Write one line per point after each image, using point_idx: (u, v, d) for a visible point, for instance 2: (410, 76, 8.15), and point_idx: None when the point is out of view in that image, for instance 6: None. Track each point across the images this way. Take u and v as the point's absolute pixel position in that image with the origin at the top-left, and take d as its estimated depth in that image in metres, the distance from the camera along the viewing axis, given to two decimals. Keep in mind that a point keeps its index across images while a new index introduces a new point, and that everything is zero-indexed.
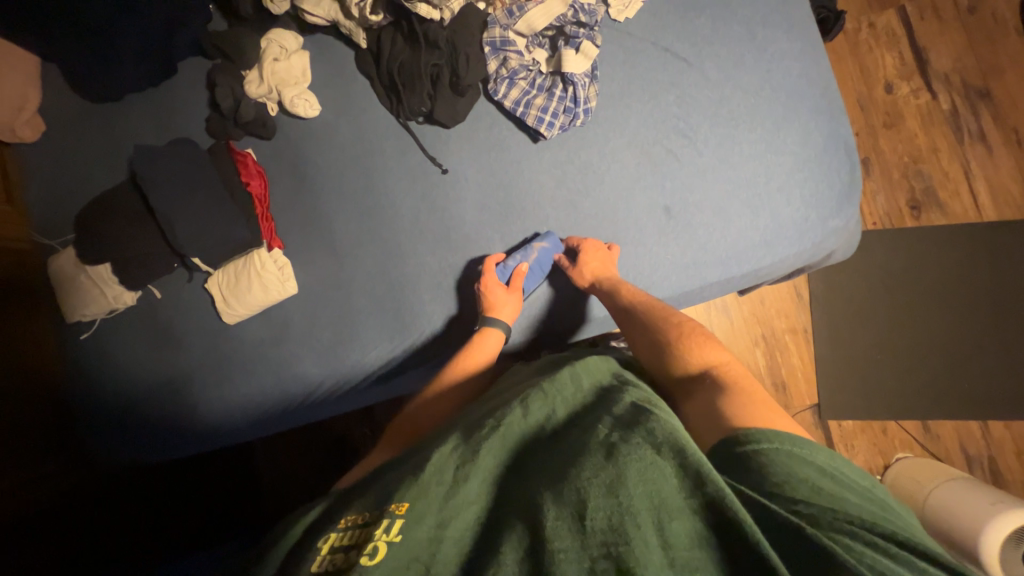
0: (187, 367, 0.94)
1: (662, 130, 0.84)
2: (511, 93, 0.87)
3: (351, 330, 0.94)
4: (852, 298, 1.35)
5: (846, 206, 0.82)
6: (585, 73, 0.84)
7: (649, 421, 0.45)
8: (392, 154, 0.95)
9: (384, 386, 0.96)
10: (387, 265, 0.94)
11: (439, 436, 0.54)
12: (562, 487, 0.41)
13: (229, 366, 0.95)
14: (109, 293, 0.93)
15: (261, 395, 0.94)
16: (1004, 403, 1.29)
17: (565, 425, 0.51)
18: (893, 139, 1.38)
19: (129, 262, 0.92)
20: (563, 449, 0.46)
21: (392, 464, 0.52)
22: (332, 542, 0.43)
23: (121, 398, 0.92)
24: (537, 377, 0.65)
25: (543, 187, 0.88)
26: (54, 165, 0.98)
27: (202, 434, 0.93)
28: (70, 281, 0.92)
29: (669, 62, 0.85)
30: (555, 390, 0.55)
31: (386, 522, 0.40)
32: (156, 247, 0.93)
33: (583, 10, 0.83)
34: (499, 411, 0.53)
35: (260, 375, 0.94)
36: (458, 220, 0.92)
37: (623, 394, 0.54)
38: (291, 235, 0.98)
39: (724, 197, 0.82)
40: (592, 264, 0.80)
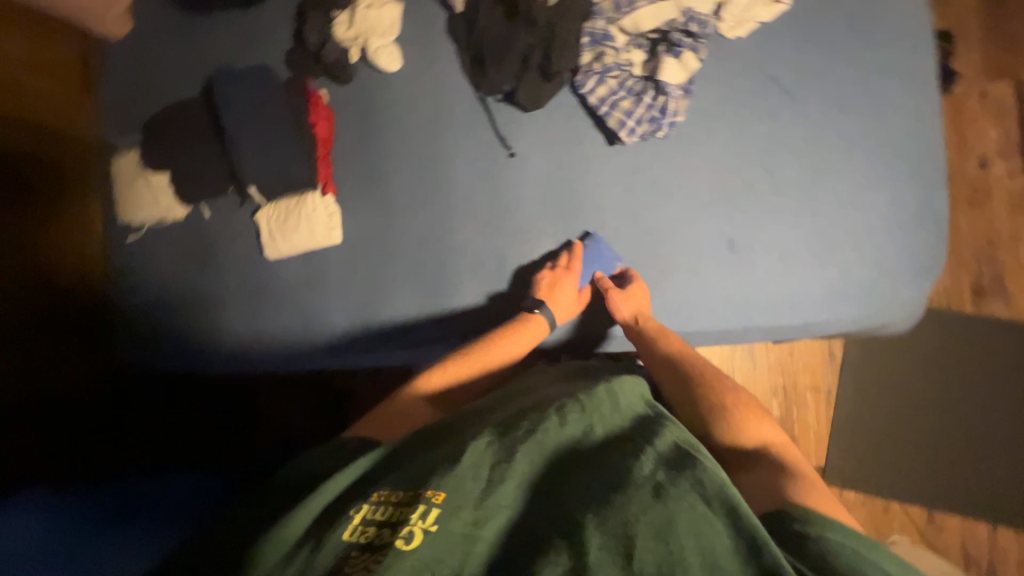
0: (222, 290, 0.96)
1: (744, 159, 0.80)
2: (597, 90, 0.84)
3: (385, 291, 0.95)
4: (888, 372, 1.29)
5: (920, 279, 0.78)
6: (679, 86, 0.81)
7: (697, 469, 0.47)
8: (462, 126, 0.94)
9: (400, 351, 0.95)
10: (434, 235, 0.94)
11: (472, 427, 0.55)
12: (608, 515, 0.42)
13: (261, 299, 0.96)
14: (163, 203, 0.96)
15: (287, 333, 0.96)
16: (1018, 512, 1.24)
17: (601, 445, 0.52)
18: (974, 217, 1.30)
19: (189, 176, 0.95)
20: (603, 472, 0.47)
21: (422, 446, 0.55)
22: (364, 513, 0.45)
23: (156, 303, 0.96)
24: (572, 383, 0.65)
25: (607, 192, 0.85)
26: (134, 65, 0.99)
27: (222, 356, 0.96)
28: (131, 184, 0.96)
29: (769, 91, 0.80)
30: (597, 404, 0.56)
31: (422, 509, 0.42)
32: (217, 167, 0.96)
33: (695, 19, 0.81)
34: (535, 415, 0.54)
35: (288, 314, 0.96)
36: (514, 206, 0.90)
37: (663, 427, 0.55)
38: (345, 184, 0.98)
39: (793, 242, 0.78)
40: (636, 301, 0.79)
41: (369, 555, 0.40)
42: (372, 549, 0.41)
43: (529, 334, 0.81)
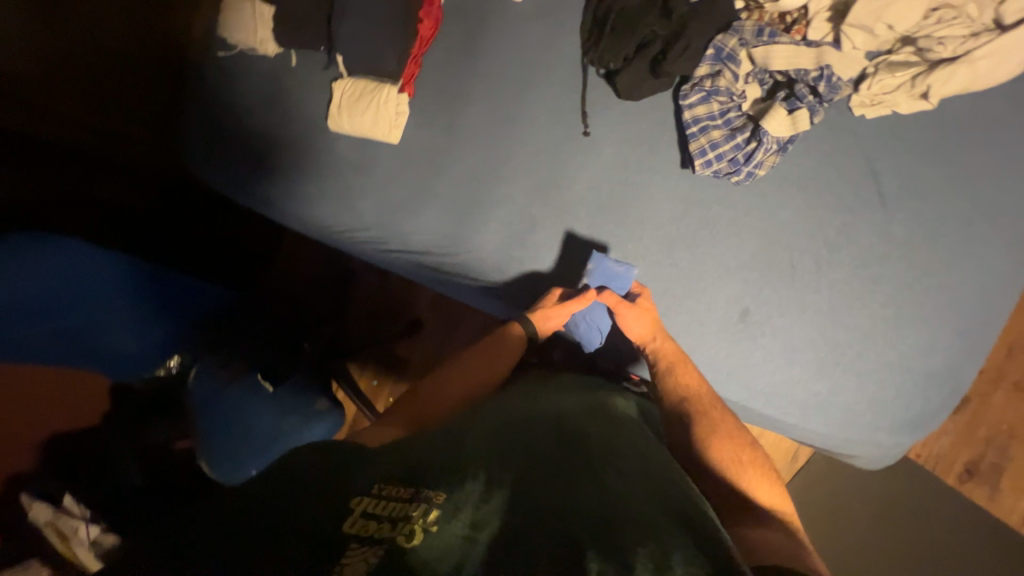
0: (278, 138, 1.01)
1: (802, 242, 0.76)
2: (696, 108, 0.79)
3: (416, 206, 0.98)
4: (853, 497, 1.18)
5: (904, 432, 0.74)
6: (778, 140, 0.76)
7: (678, 514, 0.52)
8: (555, 85, 0.92)
9: (411, 268, 1.00)
10: (482, 176, 0.95)
11: (468, 437, 0.62)
12: (603, 540, 0.46)
13: (307, 162, 1.01)
14: (259, 35, 0.99)
15: (315, 202, 1.01)
16: None
17: (597, 472, 0.56)
18: (1010, 404, 1.21)
19: (291, 23, 0.98)
20: (594, 498, 0.52)
21: (415, 446, 0.60)
22: (363, 506, 0.49)
23: (219, 123, 1.02)
24: (568, 405, 0.71)
25: (655, 210, 0.84)
26: None
27: (254, 195, 1.02)
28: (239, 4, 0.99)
29: (864, 186, 0.74)
30: (582, 440, 0.62)
31: (422, 508, 0.47)
32: (316, 24, 0.99)
33: (828, 79, 0.73)
34: (533, 444, 0.61)
35: (324, 186, 1.00)
36: (565, 184, 0.89)
37: (653, 470, 0.59)
38: (424, 92, 0.99)
39: (805, 341, 0.75)
40: (642, 324, 0.78)
41: (368, 548, 0.44)
42: (371, 542, 0.45)
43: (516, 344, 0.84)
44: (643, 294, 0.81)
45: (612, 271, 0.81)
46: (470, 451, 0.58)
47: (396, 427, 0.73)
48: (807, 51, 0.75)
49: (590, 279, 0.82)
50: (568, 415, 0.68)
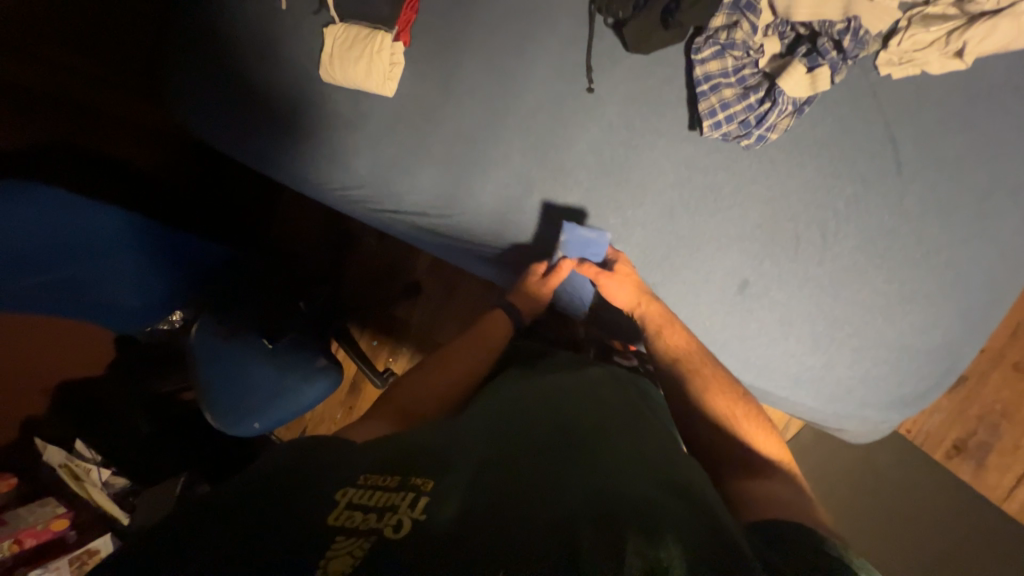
0: (269, 88, 0.98)
1: (809, 212, 0.72)
2: (708, 63, 0.73)
3: (411, 164, 0.95)
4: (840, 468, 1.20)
5: (895, 409, 0.73)
6: (794, 101, 0.70)
7: (670, 487, 0.51)
8: (558, 37, 0.86)
9: (406, 226, 0.98)
10: (480, 134, 0.91)
11: (457, 427, 0.62)
12: (593, 519, 0.44)
13: (298, 115, 0.97)
14: None
15: (308, 158, 0.98)
16: None
17: (587, 450, 0.55)
18: (1008, 385, 1.20)
19: None
20: (584, 478, 0.51)
21: (402, 434, 0.60)
22: (349, 498, 0.47)
23: (213, 74, 0.99)
24: (558, 386, 0.70)
25: (657, 175, 0.80)
26: None
27: (246, 149, 1.00)
28: None
29: (883, 154, 0.69)
30: (570, 420, 0.61)
31: (410, 499, 0.47)
32: None
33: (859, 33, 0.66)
34: (523, 427, 0.60)
35: (314, 141, 0.97)
36: (565, 145, 0.85)
37: (646, 447, 0.58)
38: (421, 42, 0.94)
39: (802, 314, 0.73)
40: (626, 291, 0.77)
41: (355, 539, 0.43)
42: (360, 532, 0.44)
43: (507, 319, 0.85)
44: (620, 258, 0.80)
45: (581, 240, 0.79)
46: (455, 442, 0.58)
47: (382, 423, 0.67)
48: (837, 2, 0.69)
49: (565, 251, 0.81)
50: (556, 396, 0.67)
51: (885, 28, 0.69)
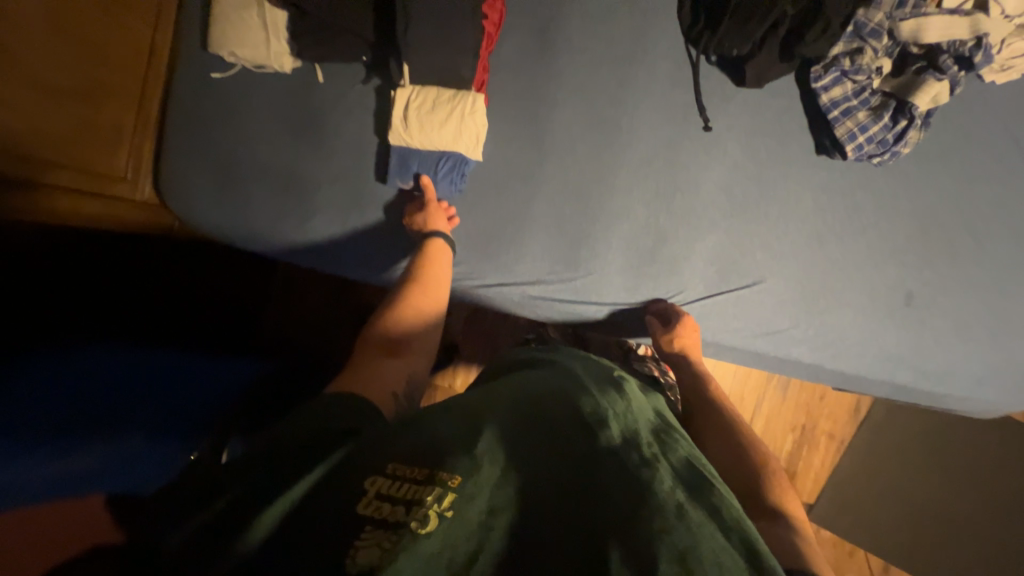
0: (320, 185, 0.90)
1: (951, 216, 0.76)
2: (833, 90, 0.75)
3: (517, 233, 0.86)
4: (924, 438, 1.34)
5: None
6: (922, 114, 0.74)
7: (706, 491, 0.47)
8: (660, 79, 0.83)
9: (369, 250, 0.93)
10: (591, 187, 0.84)
11: (489, 407, 0.55)
12: (626, 522, 0.40)
13: (366, 202, 0.91)
14: (272, 50, 0.88)
15: (326, 237, 0.92)
16: None
17: (618, 441, 0.51)
18: None
19: (320, 36, 0.86)
20: (624, 478, 0.45)
21: (450, 410, 0.54)
22: (377, 488, 0.43)
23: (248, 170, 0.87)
24: (575, 370, 0.66)
25: (797, 203, 0.79)
26: None
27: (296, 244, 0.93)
28: (241, 17, 0.87)
29: (1001, 155, 0.76)
30: (597, 404, 0.56)
31: (439, 492, 0.41)
32: (346, 32, 0.85)
33: (983, 48, 0.70)
34: (552, 414, 0.54)
35: (335, 219, 0.91)
36: (693, 187, 0.82)
37: (671, 440, 0.56)
38: (503, 99, 0.86)
39: (973, 315, 0.76)
40: (683, 351, 0.82)
41: (382, 532, 0.39)
42: (386, 526, 0.39)
43: (447, 257, 0.82)
44: (684, 321, 0.80)
45: (395, 170, 0.87)
46: (491, 421, 0.51)
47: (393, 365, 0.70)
48: (959, 19, 0.70)
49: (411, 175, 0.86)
50: (587, 384, 0.62)
51: (1001, 39, 0.71)
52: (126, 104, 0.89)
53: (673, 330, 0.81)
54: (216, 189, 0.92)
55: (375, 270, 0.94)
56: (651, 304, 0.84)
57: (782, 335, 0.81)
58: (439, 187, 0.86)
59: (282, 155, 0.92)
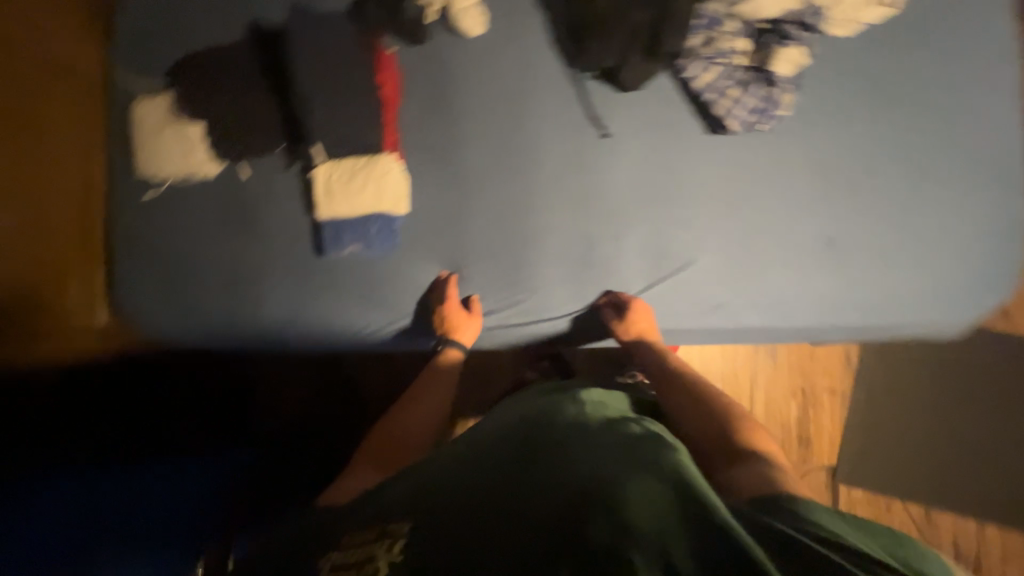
0: (251, 266, 0.95)
1: (842, 160, 0.81)
2: (704, 76, 0.81)
3: (457, 271, 0.90)
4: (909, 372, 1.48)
5: (997, 287, 0.81)
6: (787, 79, 0.80)
7: (647, 451, 0.58)
8: (550, 103, 0.89)
9: (305, 319, 0.94)
10: (514, 214, 0.89)
11: (456, 457, 0.68)
12: (562, 506, 0.51)
13: (308, 274, 0.94)
14: (196, 159, 0.95)
15: (274, 320, 0.94)
16: (986, 505, 1.43)
17: (564, 444, 0.63)
18: None
19: (237, 135, 0.93)
20: (570, 469, 0.57)
21: (428, 468, 0.67)
22: (336, 561, 0.55)
23: (199, 269, 0.95)
24: (537, 403, 0.79)
25: (702, 181, 0.83)
26: (201, 20, 0.98)
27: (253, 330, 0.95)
28: (161, 137, 0.95)
29: (869, 94, 0.81)
30: (550, 425, 0.69)
31: (390, 544, 0.54)
32: (261, 127, 0.93)
33: (811, 14, 0.79)
34: (512, 442, 0.67)
35: (281, 300, 0.94)
36: (603, 192, 0.86)
37: (623, 424, 0.68)
38: (417, 152, 0.91)
39: (888, 243, 0.80)
40: (640, 328, 0.83)
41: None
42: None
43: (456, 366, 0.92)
44: (636, 303, 0.84)
45: (329, 241, 0.89)
46: (456, 470, 0.64)
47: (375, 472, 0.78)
48: None
49: (344, 242, 0.89)
50: (550, 409, 0.75)
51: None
52: (64, 250, 0.92)
53: (628, 313, 0.84)
54: (167, 303, 0.95)
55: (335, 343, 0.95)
56: (605, 296, 0.86)
57: (727, 307, 0.83)
58: (374, 246, 0.89)
59: (222, 252, 0.95)
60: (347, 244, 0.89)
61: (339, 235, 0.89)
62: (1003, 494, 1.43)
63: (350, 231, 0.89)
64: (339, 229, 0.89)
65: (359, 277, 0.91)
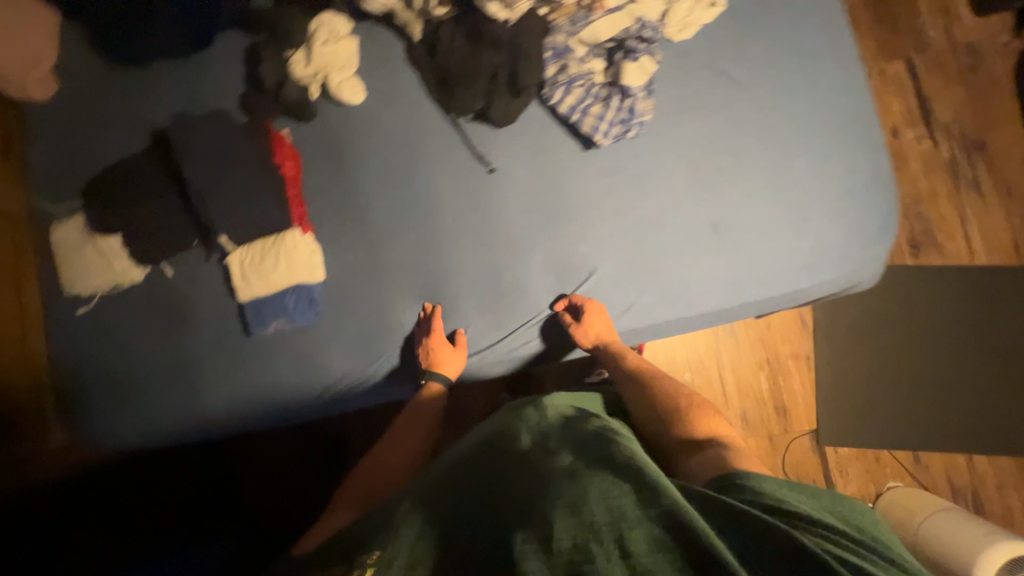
0: (191, 357, 0.97)
1: (712, 150, 0.86)
2: (566, 99, 0.86)
3: (383, 325, 0.94)
4: (870, 320, 1.50)
5: (889, 235, 0.84)
6: (641, 87, 0.85)
7: (605, 449, 0.63)
8: (439, 150, 0.94)
9: (265, 390, 0.95)
10: (425, 260, 0.92)
11: (428, 483, 0.70)
12: (530, 515, 0.55)
13: (246, 355, 0.96)
14: (118, 267, 0.98)
15: (234, 400, 0.96)
16: (969, 438, 1.44)
17: (531, 455, 0.67)
18: (898, 183, 1.52)
19: (153, 237, 0.97)
20: (537, 478, 0.61)
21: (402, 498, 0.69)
22: None
23: (145, 370, 0.97)
24: (503, 418, 0.83)
25: (590, 195, 0.88)
26: (105, 137, 1.04)
27: (219, 416, 0.96)
28: (82, 253, 0.98)
29: (722, 86, 0.86)
30: (516, 438, 0.73)
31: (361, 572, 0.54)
32: (175, 225, 0.97)
33: (647, 26, 0.86)
34: (483, 462, 0.71)
35: (239, 379, 0.96)
36: (501, 222, 0.91)
37: (582, 425, 0.73)
38: (323, 220, 0.96)
39: (770, 216, 0.84)
40: (596, 327, 0.86)
41: None
42: None
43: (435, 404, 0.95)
44: (589, 304, 0.87)
45: (255, 322, 0.93)
46: (429, 493, 0.66)
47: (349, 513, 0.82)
48: (618, 13, 0.85)
49: (270, 321, 0.93)
50: (514, 422, 0.78)
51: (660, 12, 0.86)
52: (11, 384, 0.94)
53: (582, 316, 0.87)
54: (117, 410, 0.96)
55: (297, 412, 0.97)
56: (559, 303, 0.88)
57: (637, 306, 0.87)
58: (299, 318, 0.93)
59: (165, 349, 0.97)
60: (274, 322, 0.93)
61: (266, 316, 0.93)
62: (984, 421, 1.44)
63: (275, 308, 0.93)
64: (267, 309, 0.93)
65: (293, 349, 0.94)
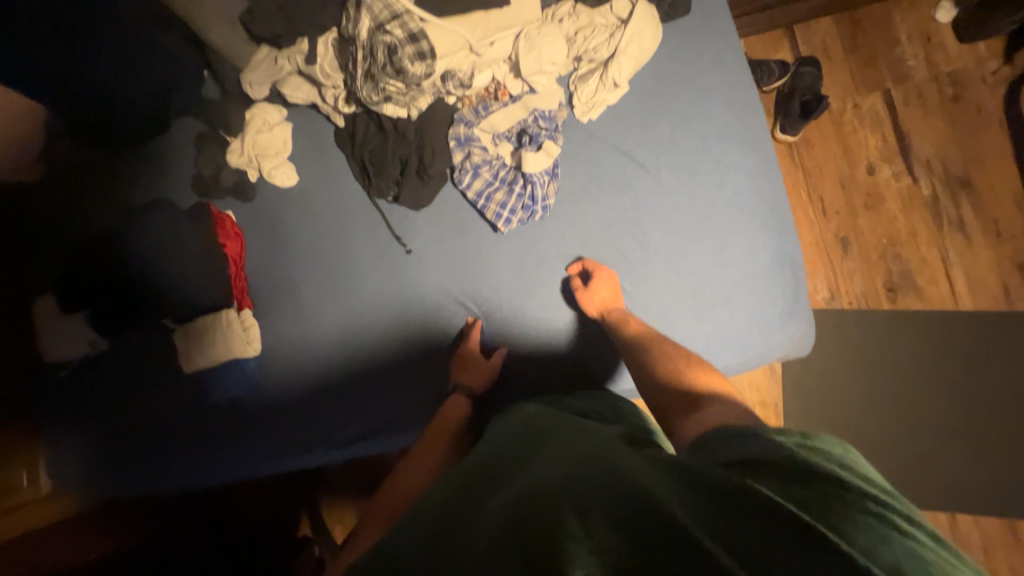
0: (155, 419, 1.01)
1: (615, 232, 0.87)
2: (473, 184, 0.89)
3: (311, 399, 0.98)
4: (859, 363, 1.40)
5: (791, 320, 0.86)
6: (545, 171, 0.88)
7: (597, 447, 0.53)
8: (364, 229, 0.98)
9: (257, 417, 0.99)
10: (351, 336, 0.97)
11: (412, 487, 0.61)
12: (502, 516, 0.45)
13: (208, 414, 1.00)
14: (89, 338, 1.01)
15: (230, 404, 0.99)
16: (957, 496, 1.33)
17: (519, 457, 0.58)
18: (875, 221, 1.44)
19: (122, 317, 0.97)
20: (521, 480, 0.51)
21: None
22: None
23: (115, 428, 1.01)
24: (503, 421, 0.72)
25: (500, 277, 0.91)
26: (56, 213, 1.09)
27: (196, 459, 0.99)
28: (56, 324, 1.00)
29: (626, 166, 0.88)
30: (510, 441, 0.63)
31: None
32: (141, 306, 0.96)
33: (542, 117, 0.89)
34: (470, 463, 0.61)
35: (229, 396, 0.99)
36: (421, 302, 0.95)
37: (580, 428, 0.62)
38: (263, 298, 1.03)
39: (673, 301, 0.86)
40: (603, 293, 0.83)
41: None
42: None
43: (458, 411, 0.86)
44: (599, 269, 0.85)
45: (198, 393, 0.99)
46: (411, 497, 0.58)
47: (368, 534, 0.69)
48: (516, 105, 0.90)
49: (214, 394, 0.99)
50: (513, 426, 0.68)
51: (558, 102, 0.90)
52: None
53: (590, 280, 0.85)
54: (80, 466, 1.00)
55: (269, 458, 0.98)
56: (575, 266, 0.88)
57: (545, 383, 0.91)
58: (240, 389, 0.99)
59: (128, 408, 1.01)
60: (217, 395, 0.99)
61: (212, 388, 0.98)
62: None
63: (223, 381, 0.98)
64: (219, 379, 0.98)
65: (240, 418, 0.99)
